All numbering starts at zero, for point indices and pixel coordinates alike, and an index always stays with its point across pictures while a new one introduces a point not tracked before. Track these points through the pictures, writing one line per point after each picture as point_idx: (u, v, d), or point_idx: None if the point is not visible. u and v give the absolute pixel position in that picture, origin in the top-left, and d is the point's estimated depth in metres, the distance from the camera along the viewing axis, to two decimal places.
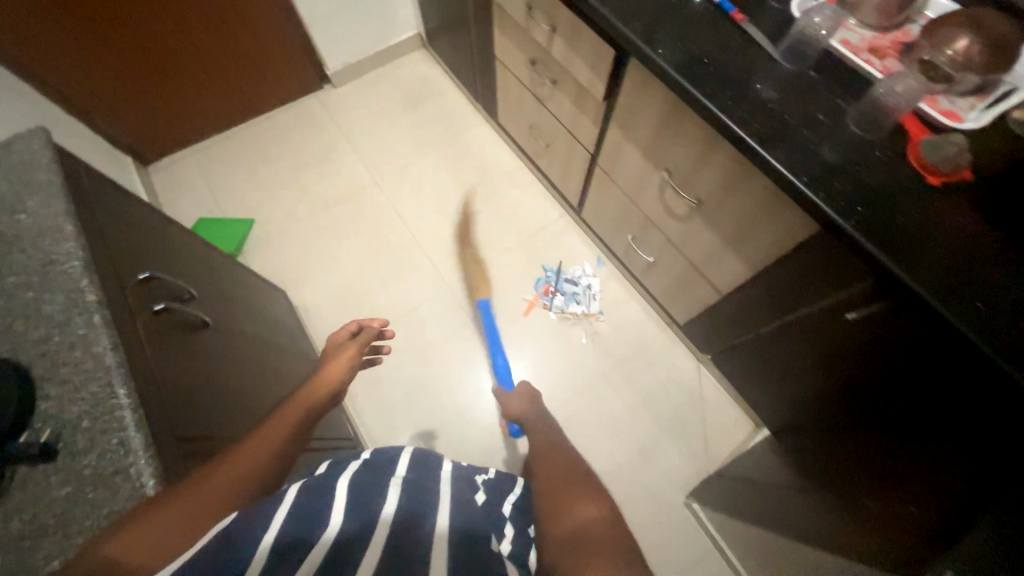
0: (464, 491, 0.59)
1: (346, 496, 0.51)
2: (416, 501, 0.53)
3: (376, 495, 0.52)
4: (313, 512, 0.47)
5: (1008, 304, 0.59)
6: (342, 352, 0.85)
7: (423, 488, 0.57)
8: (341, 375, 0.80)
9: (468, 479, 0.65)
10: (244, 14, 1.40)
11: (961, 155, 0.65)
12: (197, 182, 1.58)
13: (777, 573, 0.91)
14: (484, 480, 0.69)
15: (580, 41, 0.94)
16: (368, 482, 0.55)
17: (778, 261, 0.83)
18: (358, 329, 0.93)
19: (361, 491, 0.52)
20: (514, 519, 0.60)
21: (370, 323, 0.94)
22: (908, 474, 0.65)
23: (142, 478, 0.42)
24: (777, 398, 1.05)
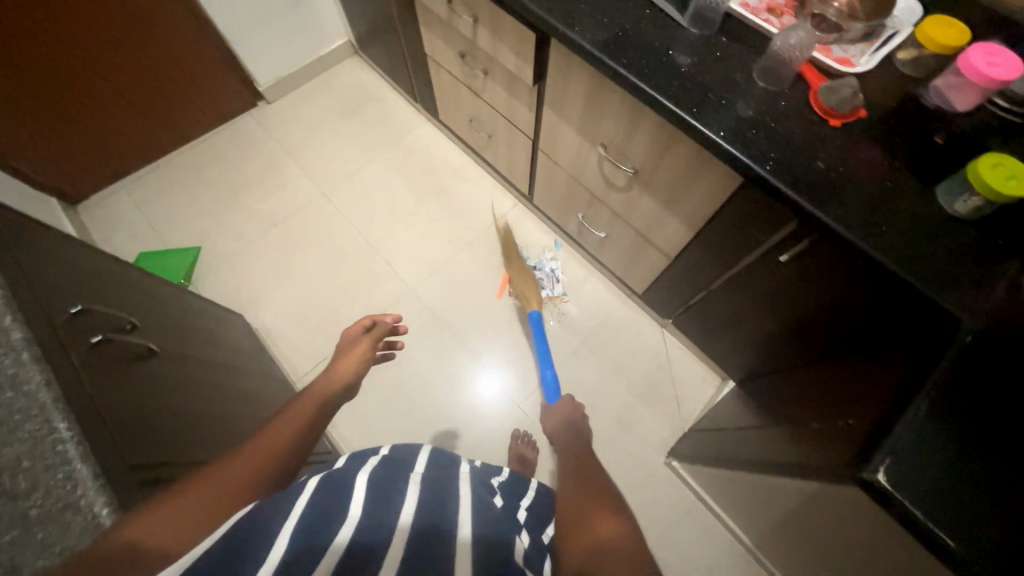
0: (483, 495, 0.63)
1: (366, 492, 0.53)
2: (433, 499, 0.56)
3: (395, 492, 0.55)
4: (333, 506, 0.50)
5: (911, 225, 0.64)
6: (353, 351, 0.81)
7: (440, 486, 0.60)
8: (353, 374, 0.78)
9: (486, 483, 0.70)
10: (167, 33, 1.36)
11: (855, 96, 0.70)
12: (136, 216, 1.53)
13: (751, 513, 0.96)
14: (501, 483, 0.75)
15: (500, 27, 0.94)
16: (385, 479, 0.58)
17: (713, 216, 0.86)
18: (371, 324, 0.87)
19: (380, 488, 0.55)
20: (529, 525, 0.66)
21: (384, 318, 0.88)
22: (837, 392, 0.70)
23: (96, 508, 0.43)
24: (735, 349, 1.10)
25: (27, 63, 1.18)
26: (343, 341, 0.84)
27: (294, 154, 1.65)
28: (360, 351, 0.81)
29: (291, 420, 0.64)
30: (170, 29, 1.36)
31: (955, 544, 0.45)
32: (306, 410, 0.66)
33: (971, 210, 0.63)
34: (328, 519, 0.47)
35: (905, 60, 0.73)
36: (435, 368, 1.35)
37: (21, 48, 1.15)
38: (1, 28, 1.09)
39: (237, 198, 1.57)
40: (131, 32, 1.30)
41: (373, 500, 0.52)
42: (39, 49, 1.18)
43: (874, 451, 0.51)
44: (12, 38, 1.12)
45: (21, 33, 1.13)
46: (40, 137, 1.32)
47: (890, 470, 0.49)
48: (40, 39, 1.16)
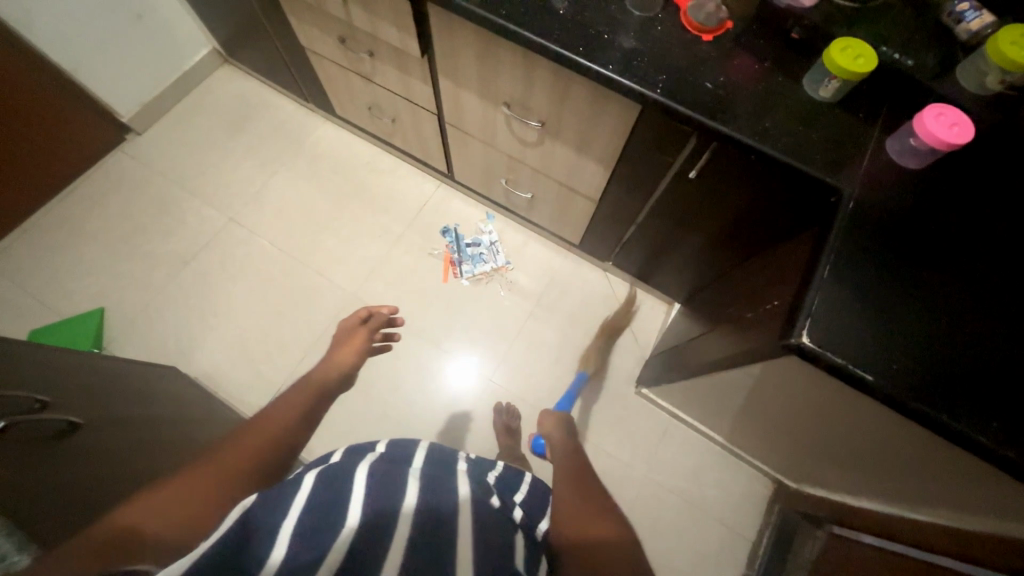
0: (481, 494, 0.61)
1: (366, 484, 0.54)
2: (431, 491, 0.56)
3: (395, 484, 0.55)
4: (332, 502, 0.51)
5: (788, 119, 0.71)
6: (352, 340, 0.87)
7: (439, 479, 0.60)
8: (351, 363, 0.83)
9: (483, 483, 0.67)
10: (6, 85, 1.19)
11: (719, 10, 0.75)
12: (12, 292, 1.33)
13: (717, 412, 1.05)
14: (496, 479, 0.71)
15: (373, 2, 0.90)
16: (383, 470, 0.58)
17: (623, 151, 0.90)
18: (368, 315, 0.93)
19: (379, 479, 0.55)
20: (526, 524, 0.64)
21: (380, 309, 0.94)
22: (763, 278, 0.77)
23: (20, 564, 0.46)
24: (674, 272, 1.18)
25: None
26: (342, 332, 0.92)
27: (185, 184, 1.50)
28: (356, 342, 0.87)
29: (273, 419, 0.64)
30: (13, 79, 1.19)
31: (868, 376, 0.54)
32: (284, 419, 0.64)
33: (834, 91, 0.71)
34: (326, 517, 0.48)
35: None
36: (399, 366, 1.32)
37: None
38: None
39: (131, 245, 1.41)
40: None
41: (372, 496, 0.52)
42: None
43: (796, 319, 0.57)
44: None
45: None
46: None
47: (811, 331, 0.56)
48: None
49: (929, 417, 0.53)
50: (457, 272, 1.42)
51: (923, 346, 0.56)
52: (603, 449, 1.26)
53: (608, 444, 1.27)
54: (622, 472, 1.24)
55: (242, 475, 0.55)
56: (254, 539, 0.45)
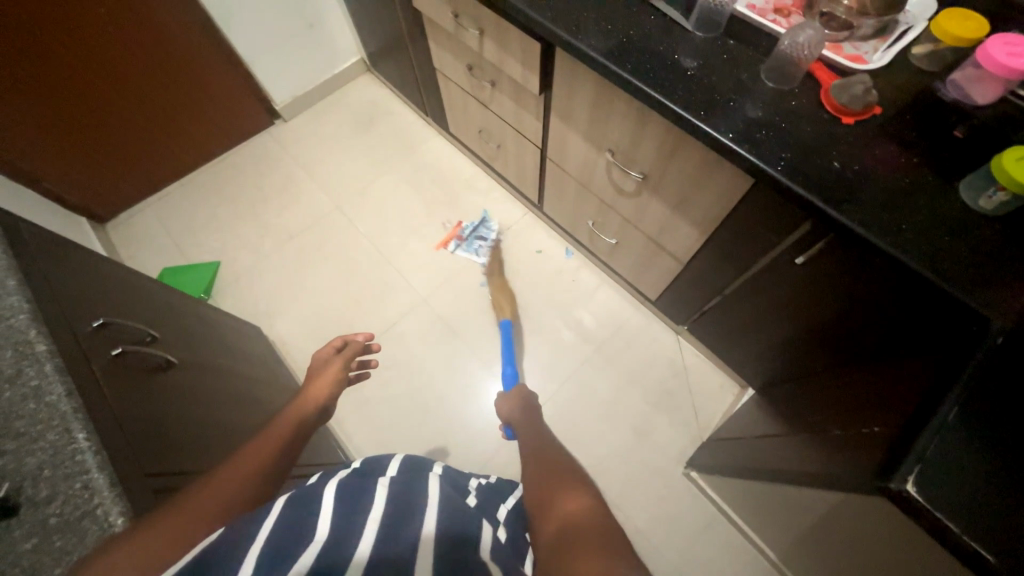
0: (454, 493, 0.61)
1: (335, 502, 0.53)
2: (401, 501, 0.55)
3: (362, 497, 0.55)
4: (302, 519, 0.49)
5: (929, 223, 0.62)
6: (328, 369, 0.87)
7: (410, 486, 0.59)
8: (328, 394, 0.83)
9: (458, 485, 0.67)
10: (169, 52, 1.38)
11: (868, 93, 0.68)
12: (159, 234, 1.58)
13: (773, 523, 0.92)
14: (478, 488, 0.70)
15: (505, 38, 0.95)
16: (353, 487, 0.57)
17: (724, 220, 0.85)
18: (342, 344, 0.94)
19: (349, 495, 0.55)
20: (507, 527, 0.63)
21: (355, 337, 0.96)
22: (865, 394, 0.67)
23: (110, 516, 0.45)
24: (754, 355, 1.07)
25: (42, 99, 1.23)
26: (315, 360, 0.91)
27: (309, 169, 1.69)
28: (332, 370, 0.87)
29: (278, 431, 0.69)
30: (179, 50, 1.39)
31: (991, 556, 0.43)
32: (263, 452, 0.64)
33: (996, 205, 0.61)
34: (298, 530, 0.48)
35: (920, 54, 0.72)
36: (447, 377, 1.35)
37: (32, 85, 1.20)
38: (42, 65, 1.18)
39: (254, 213, 1.61)
40: (133, 58, 1.32)
41: (342, 508, 0.52)
42: (47, 84, 1.22)
43: (902, 458, 0.49)
44: (54, 76, 1.22)
45: (62, 72, 1.22)
46: (80, 164, 1.41)
47: (921, 480, 0.47)
48: (80, 74, 1.26)
49: None
50: (450, 245, 1.52)
51: None
52: (633, 524, 1.16)
53: (640, 520, 1.16)
54: (649, 556, 1.13)
55: (229, 497, 0.55)
56: (226, 552, 0.44)
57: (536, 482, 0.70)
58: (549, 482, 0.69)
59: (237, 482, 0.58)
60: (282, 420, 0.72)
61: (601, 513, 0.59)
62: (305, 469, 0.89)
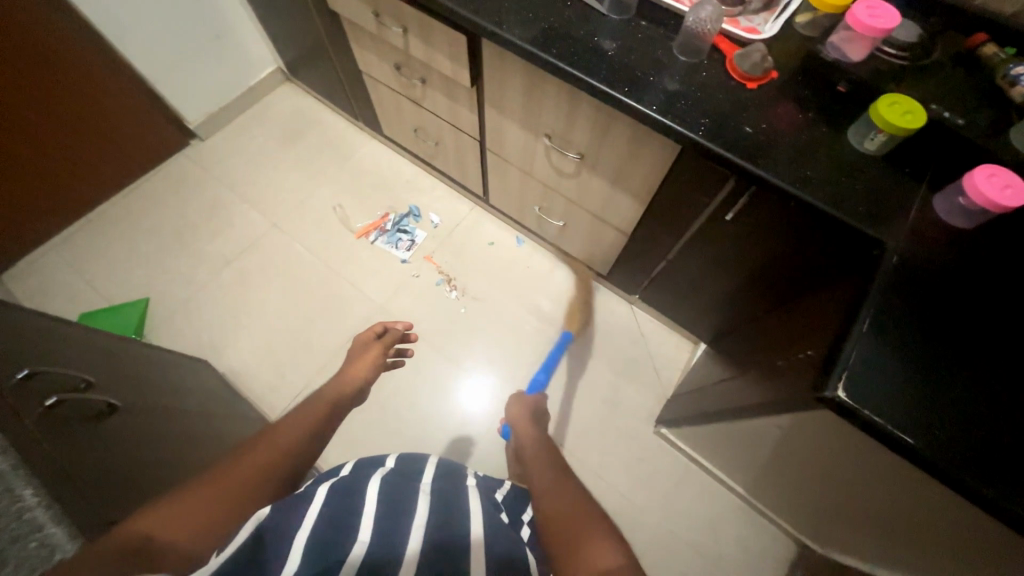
0: (491, 510, 0.63)
1: (377, 504, 0.56)
2: (445, 512, 0.58)
3: (405, 502, 0.58)
4: (344, 521, 0.52)
5: (829, 168, 0.71)
6: (367, 354, 0.87)
7: (450, 496, 0.62)
8: (365, 376, 0.83)
9: (491, 498, 0.68)
10: (63, 81, 1.25)
11: (764, 60, 0.76)
12: (70, 277, 1.43)
13: (739, 459, 1.01)
14: (504, 498, 0.71)
15: (430, 33, 0.96)
16: (394, 489, 0.60)
17: (658, 189, 0.92)
18: (383, 330, 0.93)
19: (391, 498, 0.58)
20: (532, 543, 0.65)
21: (395, 325, 0.95)
22: (799, 325, 0.75)
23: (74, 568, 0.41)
24: (702, 311, 1.16)
25: None
26: (356, 345, 0.91)
27: (236, 188, 1.59)
28: (372, 354, 0.87)
29: (294, 428, 0.66)
30: (69, 74, 1.25)
31: (908, 439, 0.51)
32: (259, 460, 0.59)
33: (879, 146, 0.70)
34: (342, 534, 0.50)
35: (803, 23, 0.81)
36: (417, 380, 1.33)
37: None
38: None
39: (181, 241, 1.50)
40: (15, 90, 1.18)
41: (384, 513, 0.55)
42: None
43: (832, 372, 0.55)
44: None
45: None
46: None
47: (848, 386, 0.54)
48: None
49: (968, 487, 0.49)
50: (371, 236, 1.52)
51: (967, 409, 0.54)
52: (616, 488, 1.22)
53: (622, 483, 1.23)
54: (635, 515, 1.19)
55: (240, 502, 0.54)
56: (264, 556, 0.47)
57: (544, 482, 0.70)
58: (574, 522, 0.60)
59: (222, 509, 0.52)
60: (284, 426, 0.66)
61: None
62: None
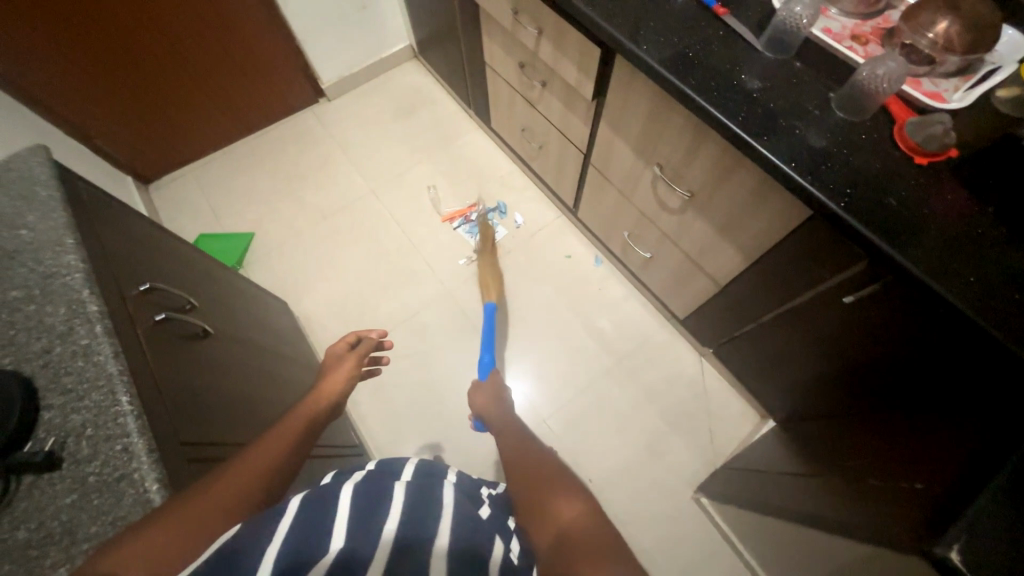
0: (467, 503, 0.58)
1: (350, 506, 0.50)
2: (420, 507, 0.53)
3: (379, 505, 0.52)
4: (317, 528, 0.46)
5: (999, 276, 0.59)
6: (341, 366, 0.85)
7: (427, 490, 0.57)
8: (340, 390, 0.80)
9: (472, 494, 0.63)
10: (229, 26, 1.41)
11: (946, 134, 0.64)
12: (198, 200, 1.62)
13: (784, 560, 0.90)
14: (491, 496, 0.66)
15: (564, 40, 0.94)
16: (369, 487, 0.54)
17: (770, 249, 0.83)
18: (357, 340, 0.94)
19: (364, 504, 0.51)
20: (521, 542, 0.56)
21: (370, 334, 0.96)
22: (910, 447, 0.64)
23: (146, 483, 0.45)
24: (782, 386, 1.04)
25: (107, 61, 1.28)
26: (328, 357, 0.90)
27: (348, 150, 1.70)
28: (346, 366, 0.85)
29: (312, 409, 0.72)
30: (222, 15, 1.38)
31: None
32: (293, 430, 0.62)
33: None
34: (315, 534, 0.46)
35: (1004, 97, 0.68)
36: (464, 372, 1.35)
37: (80, 59, 1.24)
38: (110, 31, 1.23)
39: (291, 188, 1.63)
40: (178, 27, 1.33)
41: (358, 515, 0.49)
42: (91, 54, 1.24)
43: (951, 524, 0.46)
44: (120, 41, 1.26)
45: (128, 37, 1.27)
46: (132, 127, 1.46)
47: (969, 548, 0.45)
48: (143, 40, 1.30)
49: None
50: (455, 223, 1.55)
51: None
52: (636, 541, 1.15)
53: (644, 539, 1.15)
54: None
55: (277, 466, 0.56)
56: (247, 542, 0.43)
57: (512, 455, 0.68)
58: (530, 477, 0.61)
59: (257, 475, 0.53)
60: (297, 415, 0.67)
61: (593, 537, 0.49)
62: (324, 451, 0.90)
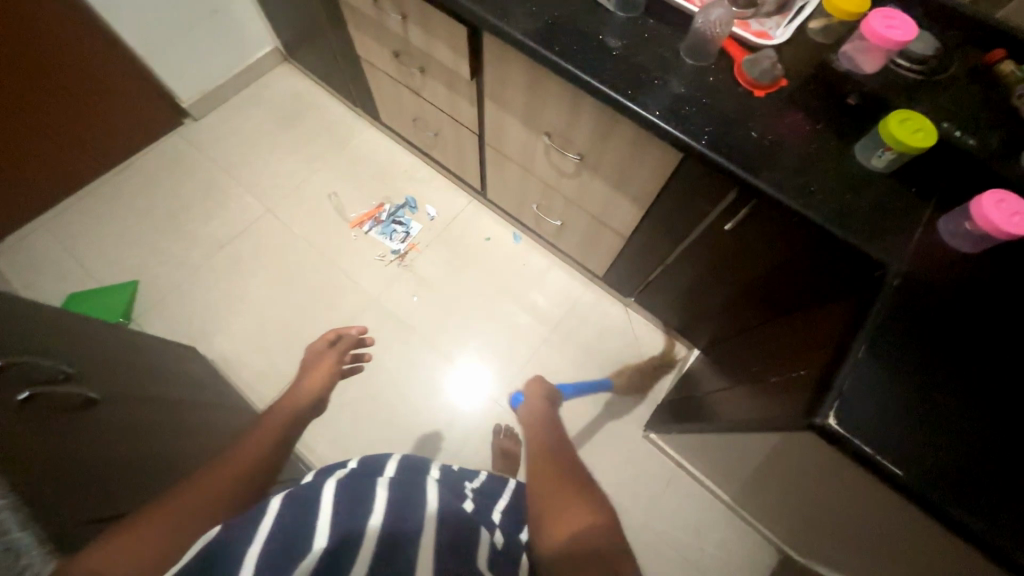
0: (451, 497, 0.59)
1: (332, 504, 0.50)
2: (404, 498, 0.53)
3: (362, 502, 0.51)
4: (296, 534, 0.46)
5: (835, 183, 0.69)
6: (321, 364, 0.88)
7: (412, 485, 0.56)
8: (321, 386, 0.84)
9: (457, 490, 0.68)
10: (56, 54, 1.22)
11: (774, 67, 0.74)
12: (58, 257, 1.40)
13: (724, 468, 1.00)
14: (475, 488, 0.73)
15: (430, 22, 0.92)
16: (350, 484, 0.54)
17: (658, 195, 0.90)
18: (336, 337, 0.95)
19: (345, 499, 0.51)
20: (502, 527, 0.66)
21: (348, 331, 0.96)
22: (794, 342, 0.74)
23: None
24: (697, 317, 1.14)
25: None
26: (310, 355, 0.93)
27: (230, 171, 1.56)
28: (326, 363, 0.88)
29: None
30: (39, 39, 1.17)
31: (895, 470, 0.50)
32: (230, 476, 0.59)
33: (886, 163, 0.68)
34: (292, 540, 0.45)
35: (817, 28, 0.78)
36: (406, 374, 1.33)
37: None
38: None
39: (173, 224, 1.47)
40: None
41: (339, 509, 0.49)
42: None
43: (824, 397, 0.55)
44: None
45: None
46: None
47: (839, 414, 0.53)
48: None
49: (959, 523, 0.48)
50: (365, 227, 1.49)
51: (963, 434, 0.53)
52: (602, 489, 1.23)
53: (608, 485, 1.23)
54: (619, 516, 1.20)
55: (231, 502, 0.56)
56: (221, 563, 0.43)
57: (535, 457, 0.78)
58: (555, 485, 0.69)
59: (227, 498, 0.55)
60: None
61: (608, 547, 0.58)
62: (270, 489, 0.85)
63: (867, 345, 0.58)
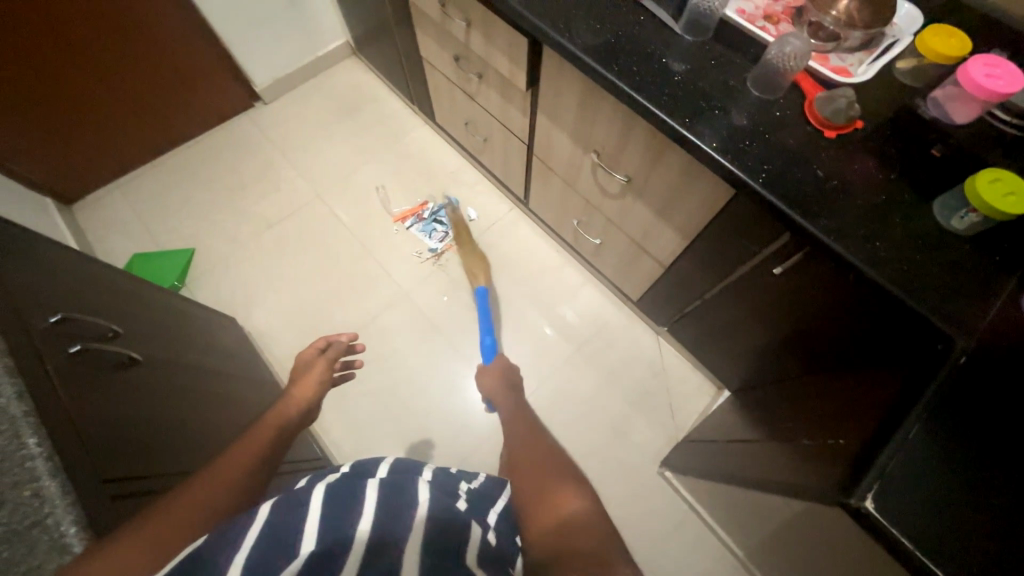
0: (442, 497, 0.56)
1: (321, 507, 0.49)
2: (392, 502, 0.51)
3: (352, 505, 0.49)
4: (285, 536, 0.45)
5: (902, 240, 0.63)
6: (313, 369, 0.87)
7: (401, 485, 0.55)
8: (313, 393, 0.83)
9: (447, 489, 0.62)
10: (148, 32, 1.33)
11: (850, 107, 0.68)
12: (128, 218, 1.52)
13: (741, 522, 0.94)
14: (469, 489, 0.65)
15: (492, 31, 0.93)
16: (341, 486, 0.53)
17: (705, 227, 0.85)
18: (326, 345, 0.94)
19: (336, 500, 0.50)
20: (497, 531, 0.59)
21: (338, 339, 0.96)
22: (834, 405, 0.68)
23: (63, 529, 0.43)
24: (732, 358, 1.08)
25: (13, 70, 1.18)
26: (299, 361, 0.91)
27: (289, 155, 1.64)
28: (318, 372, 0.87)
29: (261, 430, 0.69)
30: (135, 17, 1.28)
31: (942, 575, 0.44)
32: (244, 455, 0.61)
33: (969, 226, 0.62)
34: (283, 540, 0.44)
35: (905, 69, 0.72)
36: (426, 372, 1.34)
37: None
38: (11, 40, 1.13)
39: (231, 199, 1.56)
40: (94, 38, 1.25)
41: (329, 509, 0.48)
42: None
43: (862, 476, 0.50)
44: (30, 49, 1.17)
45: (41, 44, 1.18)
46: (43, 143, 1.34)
47: (877, 498, 0.48)
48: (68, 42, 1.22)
49: None
50: (407, 222, 1.52)
51: None
52: None
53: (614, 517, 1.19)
54: None
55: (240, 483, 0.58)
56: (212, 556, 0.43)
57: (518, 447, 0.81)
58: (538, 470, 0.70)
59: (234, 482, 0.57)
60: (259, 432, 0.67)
61: (594, 526, 0.58)
62: (283, 468, 0.88)
63: (918, 425, 0.52)
